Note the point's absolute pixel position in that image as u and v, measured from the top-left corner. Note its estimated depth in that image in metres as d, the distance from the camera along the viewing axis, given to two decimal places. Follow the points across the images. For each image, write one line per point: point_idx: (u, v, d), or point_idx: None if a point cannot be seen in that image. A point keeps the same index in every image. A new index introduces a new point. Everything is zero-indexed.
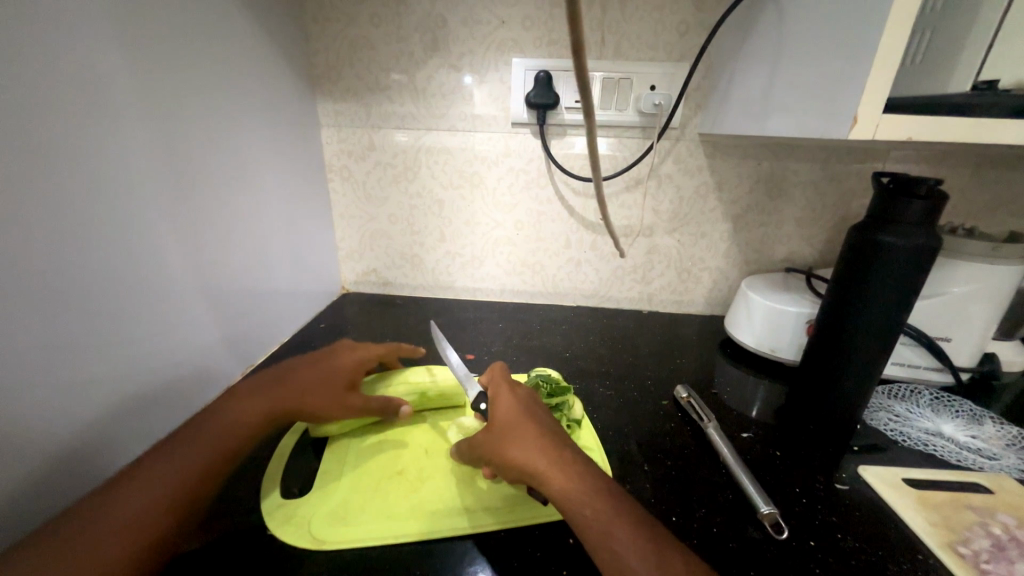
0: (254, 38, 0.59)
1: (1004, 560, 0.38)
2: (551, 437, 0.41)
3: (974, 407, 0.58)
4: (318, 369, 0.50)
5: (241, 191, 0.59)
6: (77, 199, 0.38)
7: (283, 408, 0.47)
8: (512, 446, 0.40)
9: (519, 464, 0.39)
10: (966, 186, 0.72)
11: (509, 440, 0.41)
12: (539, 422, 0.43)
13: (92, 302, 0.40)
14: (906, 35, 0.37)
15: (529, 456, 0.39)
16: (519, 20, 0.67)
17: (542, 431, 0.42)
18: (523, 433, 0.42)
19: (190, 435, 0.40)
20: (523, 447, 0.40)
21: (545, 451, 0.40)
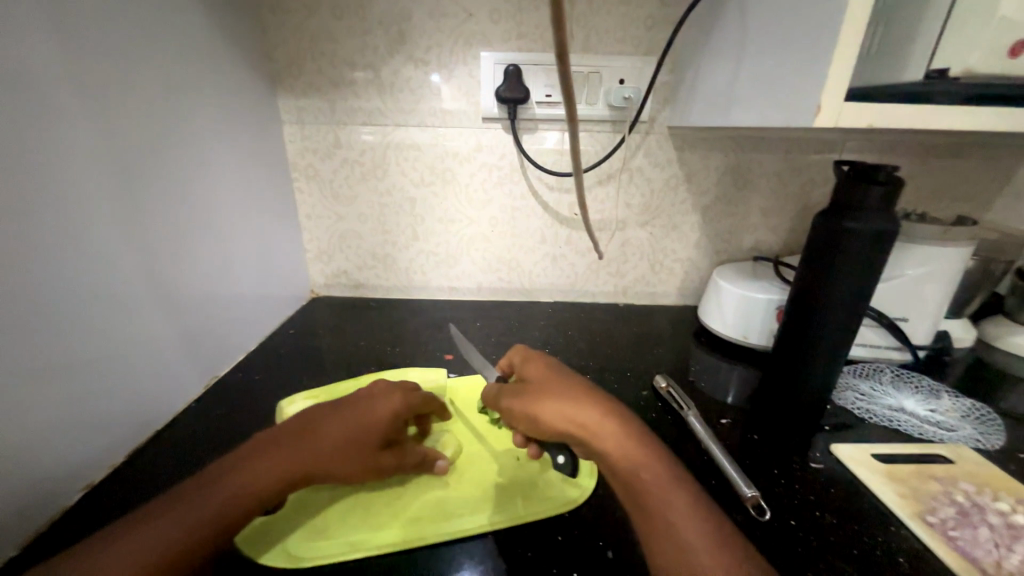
0: (206, 29, 0.55)
1: (968, 526, 0.40)
2: (589, 395, 0.42)
3: (931, 383, 0.61)
4: (351, 419, 0.42)
5: (199, 192, 0.55)
6: (13, 201, 0.35)
7: (302, 471, 0.39)
8: (552, 407, 0.41)
9: (562, 422, 0.40)
10: (915, 174, 0.76)
11: (548, 401, 0.41)
12: (574, 383, 0.44)
13: (31, 313, 0.37)
14: (863, 26, 0.38)
15: (573, 414, 0.40)
16: (486, 13, 0.66)
17: (580, 391, 0.42)
18: (562, 394, 0.42)
19: (199, 494, 0.35)
20: (564, 407, 0.40)
21: (588, 408, 0.40)
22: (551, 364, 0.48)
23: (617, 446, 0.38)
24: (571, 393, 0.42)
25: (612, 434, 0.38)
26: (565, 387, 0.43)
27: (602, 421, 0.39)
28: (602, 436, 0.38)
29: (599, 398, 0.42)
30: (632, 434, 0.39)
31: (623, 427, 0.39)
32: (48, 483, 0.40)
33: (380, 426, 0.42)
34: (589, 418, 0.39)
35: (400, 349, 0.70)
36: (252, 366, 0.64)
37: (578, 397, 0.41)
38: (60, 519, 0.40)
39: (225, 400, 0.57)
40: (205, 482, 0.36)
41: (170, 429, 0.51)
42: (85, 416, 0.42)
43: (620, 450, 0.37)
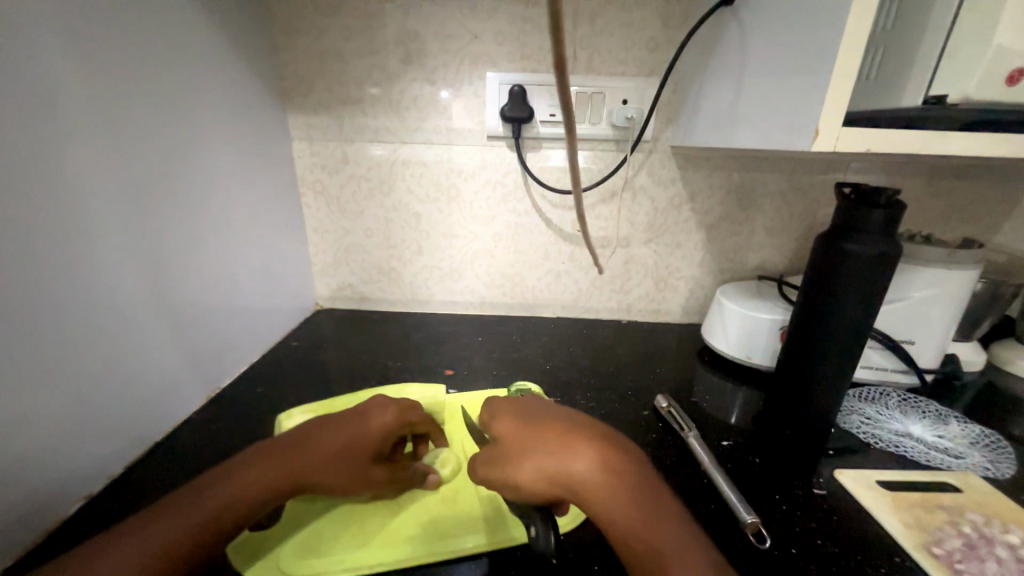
0: (219, 50, 0.57)
1: (975, 558, 0.39)
2: (572, 438, 0.38)
3: (940, 407, 0.60)
4: (345, 431, 0.42)
5: (208, 207, 0.56)
6: (22, 215, 0.36)
7: (295, 480, 0.39)
8: (534, 459, 0.37)
9: (546, 477, 0.36)
10: (921, 195, 0.75)
11: (527, 452, 0.38)
12: (555, 425, 0.40)
13: (37, 326, 0.37)
14: (859, 55, 0.39)
15: (556, 466, 0.36)
16: (492, 35, 0.67)
17: (563, 433, 0.39)
18: (542, 442, 0.38)
19: (189, 501, 0.35)
20: (546, 457, 0.37)
21: (572, 455, 0.36)
22: (526, 411, 0.44)
23: (608, 498, 0.34)
24: (553, 438, 0.39)
25: (600, 486, 0.35)
26: (545, 433, 0.39)
27: (589, 470, 0.36)
28: (590, 488, 0.35)
29: (584, 439, 0.38)
30: (625, 479, 0.35)
31: (613, 473, 0.36)
32: (48, 494, 0.40)
33: (372, 440, 0.43)
34: (573, 469, 0.36)
35: (401, 363, 0.70)
36: (254, 378, 0.65)
37: (560, 443, 0.38)
38: (59, 530, 0.40)
39: (227, 411, 0.57)
40: (197, 489, 0.36)
41: (172, 441, 0.51)
42: (85, 428, 0.42)
43: (613, 503, 0.34)
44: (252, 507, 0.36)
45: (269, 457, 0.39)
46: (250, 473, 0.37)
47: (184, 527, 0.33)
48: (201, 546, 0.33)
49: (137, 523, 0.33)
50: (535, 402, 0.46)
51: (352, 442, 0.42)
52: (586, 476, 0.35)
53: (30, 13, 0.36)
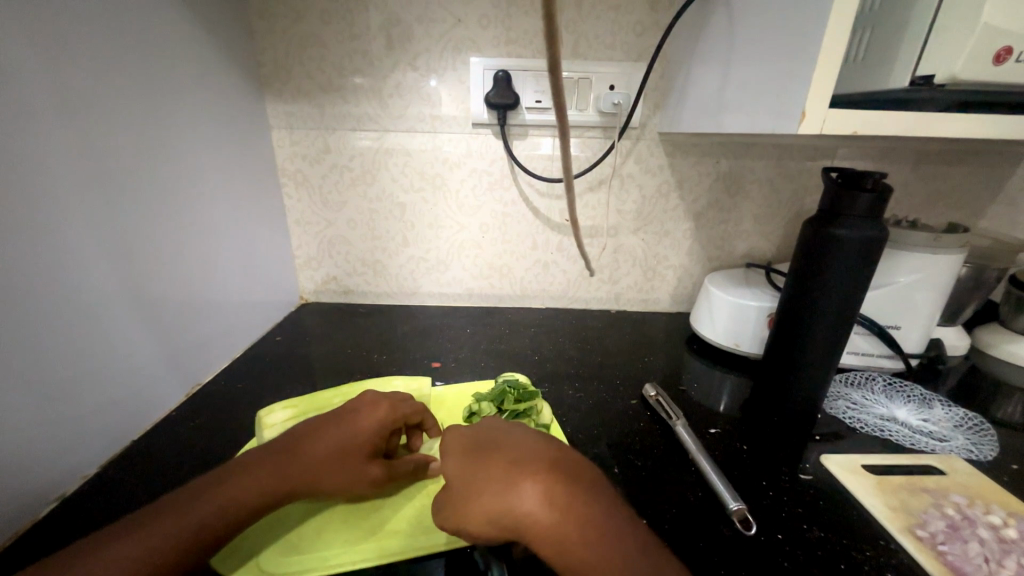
0: (192, 34, 0.55)
1: (959, 540, 0.39)
2: (520, 470, 0.35)
3: (924, 391, 0.60)
4: (338, 431, 0.41)
5: (184, 198, 0.55)
6: None
7: (287, 482, 0.38)
8: (481, 499, 0.34)
9: (494, 521, 0.33)
10: (907, 181, 0.75)
11: (474, 492, 0.35)
12: (504, 454, 0.37)
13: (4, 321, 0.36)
14: (847, 34, 0.38)
15: (502, 508, 0.33)
16: (476, 18, 0.65)
17: (511, 463, 0.36)
18: (489, 475, 0.35)
19: (179, 507, 0.34)
20: (492, 498, 0.34)
21: (518, 493, 0.33)
22: (475, 446, 0.39)
23: (559, 538, 0.31)
24: (499, 471, 0.35)
25: (551, 524, 0.32)
26: (492, 464, 0.36)
27: (537, 510, 0.32)
28: (542, 530, 0.32)
29: (532, 471, 0.34)
30: (579, 512, 0.32)
31: (565, 509, 0.32)
32: (17, 495, 0.38)
33: (365, 438, 0.42)
34: (520, 510, 0.32)
35: (388, 356, 0.69)
36: (236, 373, 0.64)
37: (506, 477, 0.34)
38: (31, 531, 0.39)
39: (207, 408, 0.56)
40: (187, 494, 0.35)
41: (151, 439, 0.50)
42: (56, 427, 0.41)
43: (567, 542, 0.31)
44: (242, 511, 0.35)
45: (261, 461, 0.38)
46: (242, 476, 0.37)
47: (174, 533, 0.32)
48: (189, 553, 0.32)
49: (124, 529, 0.32)
50: (489, 424, 0.43)
51: (345, 442, 0.41)
52: (535, 518, 0.32)
53: None
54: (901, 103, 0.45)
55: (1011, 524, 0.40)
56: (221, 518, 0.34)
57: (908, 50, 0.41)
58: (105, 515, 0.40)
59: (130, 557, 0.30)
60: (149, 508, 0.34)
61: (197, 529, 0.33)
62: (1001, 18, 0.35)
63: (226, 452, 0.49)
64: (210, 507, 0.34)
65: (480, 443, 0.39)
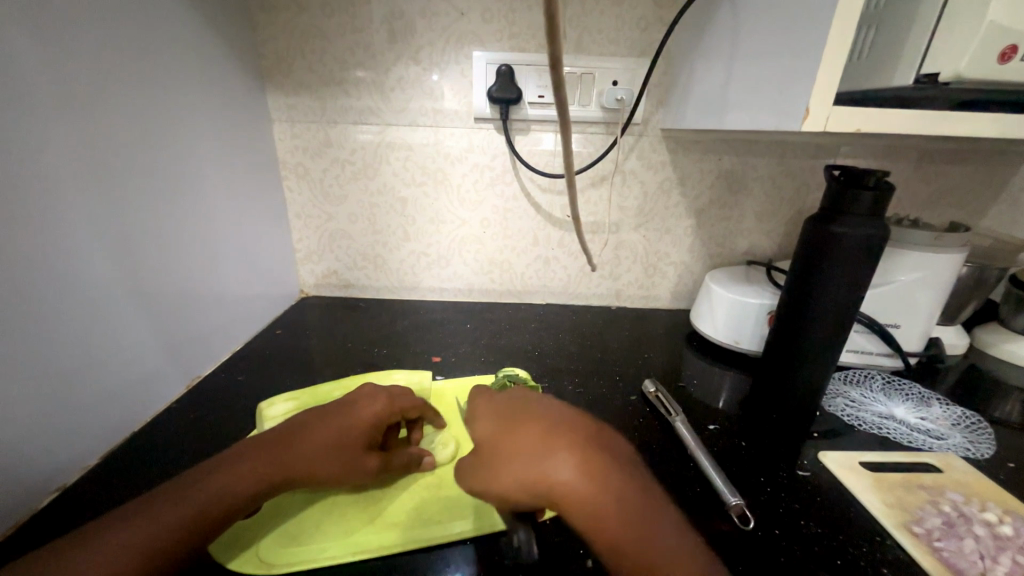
0: (193, 25, 0.55)
1: (954, 536, 0.40)
2: (556, 441, 0.36)
3: (922, 390, 0.61)
4: (336, 423, 0.42)
5: (185, 190, 0.55)
6: None
7: (287, 472, 0.38)
8: (516, 466, 0.35)
9: (528, 487, 0.34)
10: (909, 180, 0.75)
11: (510, 459, 0.36)
12: (535, 425, 0.38)
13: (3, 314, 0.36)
14: (852, 31, 0.38)
15: (539, 474, 0.34)
16: (479, 12, 0.65)
17: (545, 434, 0.37)
18: (523, 444, 0.36)
19: (179, 496, 0.34)
20: (529, 464, 0.35)
21: (555, 461, 0.34)
22: (505, 418, 0.40)
23: (592, 506, 0.32)
24: (535, 440, 0.36)
25: (585, 493, 0.33)
26: (526, 435, 0.37)
27: (574, 478, 0.33)
28: (577, 497, 0.33)
29: (567, 442, 0.36)
30: (613, 482, 0.33)
31: (599, 479, 0.33)
32: (19, 485, 0.39)
33: (364, 430, 0.42)
34: (556, 478, 0.33)
35: (389, 350, 0.69)
36: (237, 366, 0.64)
37: (542, 447, 0.35)
38: (32, 521, 0.39)
39: (208, 400, 0.56)
40: (189, 483, 0.35)
41: (152, 430, 0.50)
42: (57, 418, 0.41)
43: (600, 510, 0.32)
44: (243, 500, 0.36)
45: (263, 451, 0.39)
46: (241, 466, 0.37)
47: (175, 519, 0.33)
48: (189, 542, 0.32)
49: (124, 516, 0.32)
50: (514, 395, 0.43)
51: (344, 434, 0.41)
52: (572, 485, 0.33)
53: None
54: (904, 100, 0.45)
55: (1006, 521, 0.41)
56: (221, 508, 0.35)
57: (913, 48, 0.41)
58: (107, 504, 0.41)
59: (132, 543, 0.31)
60: (149, 497, 0.34)
61: (196, 518, 0.33)
62: (1008, 17, 0.35)
63: (228, 443, 0.49)
64: (210, 496, 0.35)
65: (510, 416, 0.40)
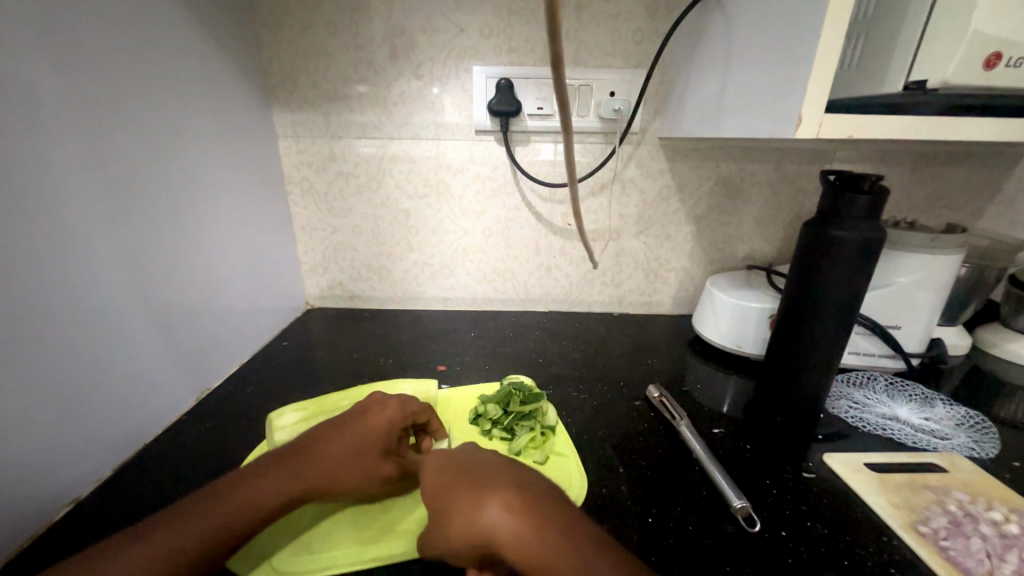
0: (201, 47, 0.57)
1: (960, 535, 0.40)
2: (481, 488, 0.34)
3: (926, 391, 0.61)
4: (351, 434, 0.42)
5: (193, 206, 0.56)
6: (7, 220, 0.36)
7: (307, 481, 0.39)
8: (449, 523, 0.34)
9: (465, 541, 0.33)
10: (906, 183, 0.76)
11: (444, 516, 0.35)
12: (469, 474, 0.37)
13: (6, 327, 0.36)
14: (839, 41, 0.39)
15: (470, 526, 0.33)
16: (478, 28, 0.67)
17: (473, 482, 0.35)
18: (454, 496, 0.35)
19: (200, 509, 0.34)
20: (461, 518, 0.33)
21: (481, 511, 0.33)
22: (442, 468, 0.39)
23: (522, 550, 0.31)
24: (463, 491, 0.35)
25: (514, 536, 0.31)
26: (457, 485, 0.36)
27: (500, 526, 0.32)
28: (507, 544, 0.31)
29: (492, 487, 0.34)
30: (540, 523, 0.31)
31: (525, 520, 0.32)
32: (31, 499, 0.39)
33: (378, 436, 0.43)
34: (485, 528, 0.32)
35: (394, 360, 0.70)
36: (245, 378, 0.65)
37: (469, 497, 0.34)
38: (48, 533, 0.40)
39: (217, 412, 0.57)
40: (208, 497, 0.35)
41: (161, 442, 0.51)
42: (69, 433, 0.42)
43: (535, 556, 0.30)
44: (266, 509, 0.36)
45: (282, 463, 0.39)
46: (262, 479, 0.37)
47: (200, 528, 0.33)
48: (215, 550, 0.33)
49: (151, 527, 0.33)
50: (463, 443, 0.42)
51: (359, 445, 0.42)
52: (501, 532, 0.31)
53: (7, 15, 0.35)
54: (893, 106, 0.46)
55: (1012, 519, 0.41)
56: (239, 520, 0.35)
57: (900, 56, 0.42)
58: (120, 518, 0.41)
59: (161, 552, 0.31)
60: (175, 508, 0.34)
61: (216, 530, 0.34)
62: (991, 24, 0.36)
63: (238, 455, 0.50)
64: (232, 507, 0.35)
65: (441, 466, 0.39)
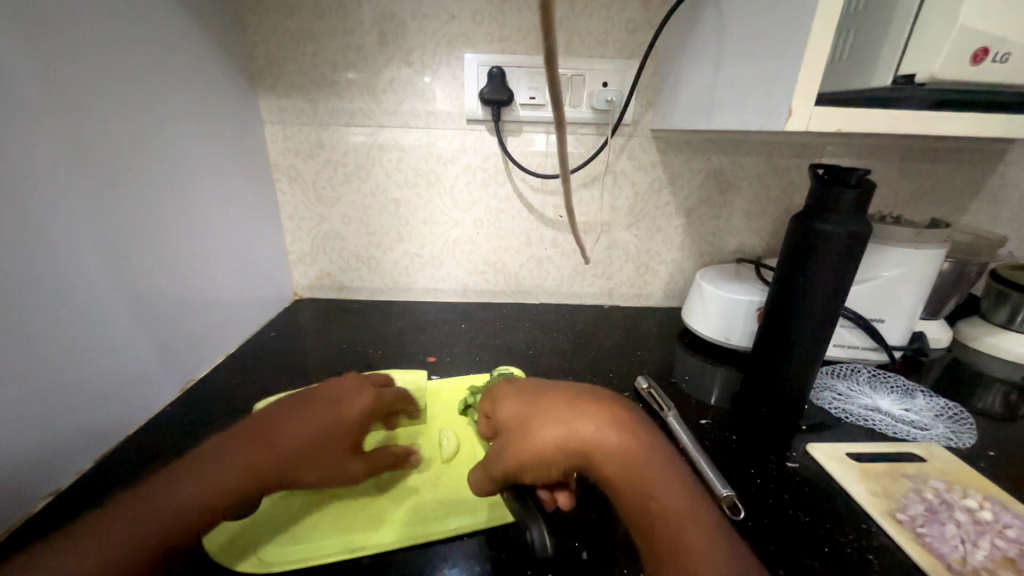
0: (185, 30, 0.55)
1: (936, 522, 0.41)
2: (587, 404, 0.37)
3: (907, 383, 0.62)
4: (320, 419, 0.41)
5: (177, 193, 0.55)
6: None
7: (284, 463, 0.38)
8: (544, 433, 0.36)
9: (561, 449, 0.35)
10: (893, 178, 0.77)
11: (538, 427, 0.37)
12: (560, 397, 0.39)
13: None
14: (830, 33, 0.39)
15: (574, 433, 0.35)
16: (470, 15, 0.66)
17: (568, 401, 0.38)
18: (552, 410, 0.38)
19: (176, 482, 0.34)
20: (564, 427, 0.36)
21: (590, 421, 0.35)
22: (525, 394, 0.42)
23: (625, 457, 0.34)
24: (565, 407, 0.38)
25: (619, 444, 0.34)
26: (555, 402, 0.39)
27: (610, 436, 0.35)
28: (612, 452, 0.34)
29: (599, 405, 0.37)
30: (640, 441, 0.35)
31: (627, 433, 0.35)
32: (10, 490, 0.38)
33: (353, 423, 0.43)
34: (594, 436, 0.35)
35: (383, 350, 0.69)
36: (231, 369, 0.64)
37: (572, 409, 0.37)
38: (27, 524, 0.40)
39: (204, 403, 0.56)
40: (163, 484, 0.33)
41: (145, 434, 0.50)
42: (47, 424, 0.41)
43: (637, 468, 0.34)
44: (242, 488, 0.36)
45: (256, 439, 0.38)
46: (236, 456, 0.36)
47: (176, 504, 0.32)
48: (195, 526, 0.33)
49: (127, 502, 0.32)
50: (539, 381, 0.45)
51: (329, 431, 0.41)
52: (609, 441, 0.34)
53: None
54: (882, 101, 0.47)
55: (986, 507, 0.42)
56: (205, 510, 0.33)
57: (889, 50, 0.42)
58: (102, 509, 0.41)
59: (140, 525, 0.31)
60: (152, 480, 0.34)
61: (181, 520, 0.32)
62: (980, 20, 0.37)
63: None
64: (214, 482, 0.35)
65: (526, 393, 0.42)
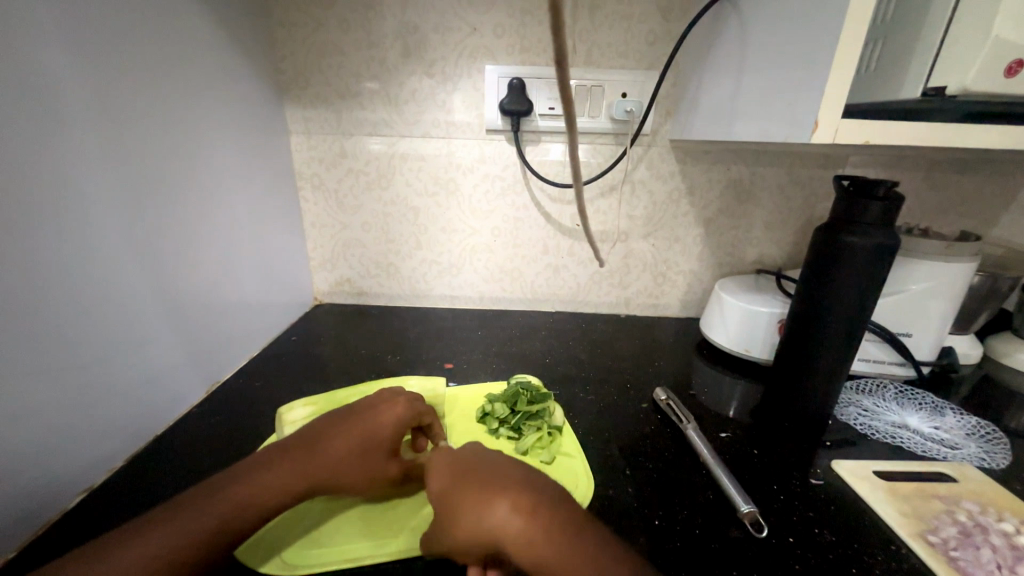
0: (216, 45, 0.57)
1: (970, 546, 0.39)
2: (493, 485, 0.35)
3: (936, 400, 0.61)
4: (357, 431, 0.42)
5: (206, 201, 0.57)
6: (35, 216, 0.37)
7: (314, 477, 0.39)
8: (453, 523, 0.34)
9: (469, 538, 0.33)
10: (920, 189, 0.76)
11: (448, 514, 0.35)
12: (473, 473, 0.37)
13: (22, 321, 0.37)
14: (857, 47, 0.39)
15: (476, 522, 0.33)
16: (491, 27, 0.67)
17: (487, 481, 0.36)
18: (464, 492, 0.35)
19: (208, 500, 0.35)
20: (467, 515, 0.34)
21: (489, 508, 0.33)
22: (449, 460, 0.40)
23: (529, 548, 0.31)
24: (471, 488, 0.35)
25: (522, 534, 0.32)
26: (466, 481, 0.36)
27: (508, 524, 0.32)
28: (513, 542, 0.32)
29: (502, 486, 0.35)
30: (544, 521, 0.32)
31: (532, 520, 0.32)
32: (46, 485, 0.40)
33: (386, 437, 0.43)
34: (493, 526, 0.33)
35: (401, 357, 0.70)
36: (255, 372, 0.65)
37: (478, 494, 0.34)
38: (63, 520, 0.41)
39: (228, 405, 0.58)
40: (206, 492, 0.35)
41: (172, 434, 0.52)
42: (81, 424, 0.42)
43: (539, 555, 0.31)
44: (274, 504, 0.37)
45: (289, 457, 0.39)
46: (267, 475, 0.38)
47: (207, 519, 0.34)
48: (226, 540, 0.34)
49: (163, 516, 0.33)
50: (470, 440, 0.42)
51: (360, 446, 0.42)
52: (507, 530, 0.32)
53: (34, 17, 0.36)
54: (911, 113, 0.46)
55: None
56: (238, 519, 0.35)
57: (918, 62, 0.42)
58: (131, 507, 0.42)
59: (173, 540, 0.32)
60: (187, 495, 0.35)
61: (218, 528, 0.34)
62: (1011, 33, 0.36)
63: (248, 448, 0.51)
64: (245, 495, 0.36)
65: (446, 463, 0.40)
